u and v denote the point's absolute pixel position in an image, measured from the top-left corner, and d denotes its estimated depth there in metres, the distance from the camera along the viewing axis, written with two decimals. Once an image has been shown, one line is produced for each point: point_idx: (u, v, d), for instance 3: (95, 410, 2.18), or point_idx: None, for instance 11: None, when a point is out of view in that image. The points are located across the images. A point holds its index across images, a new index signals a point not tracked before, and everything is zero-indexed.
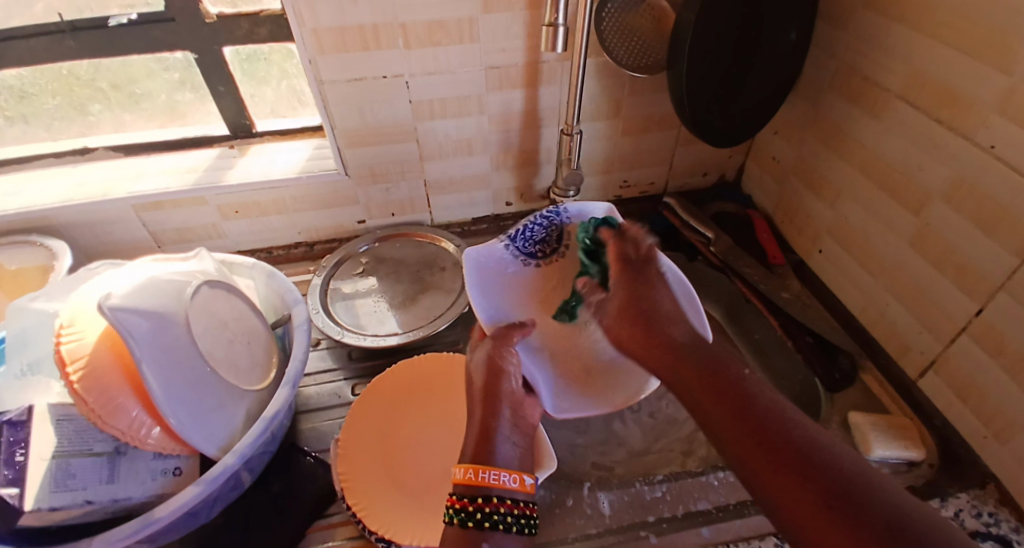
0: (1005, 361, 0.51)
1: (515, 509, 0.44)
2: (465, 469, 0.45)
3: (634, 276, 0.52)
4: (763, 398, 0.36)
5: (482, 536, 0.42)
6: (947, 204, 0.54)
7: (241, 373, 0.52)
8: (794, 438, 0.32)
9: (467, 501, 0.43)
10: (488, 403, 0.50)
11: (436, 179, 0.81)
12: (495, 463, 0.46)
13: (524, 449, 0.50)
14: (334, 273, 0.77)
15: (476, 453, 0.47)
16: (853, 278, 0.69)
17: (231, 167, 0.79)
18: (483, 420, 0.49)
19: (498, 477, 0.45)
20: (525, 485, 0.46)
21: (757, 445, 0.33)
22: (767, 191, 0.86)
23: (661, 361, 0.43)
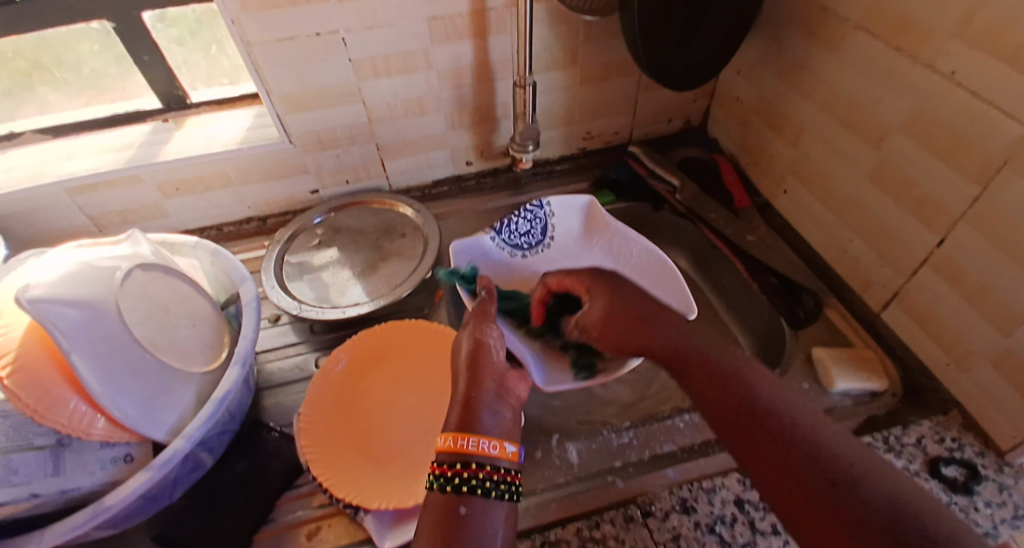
0: (962, 289, 0.51)
1: (496, 476, 0.43)
2: (449, 436, 0.45)
3: (611, 280, 0.61)
4: (786, 418, 0.43)
5: (459, 501, 0.41)
6: (906, 135, 0.53)
7: (189, 355, 0.51)
8: (798, 446, 0.41)
9: (447, 467, 0.43)
10: (472, 376, 0.50)
11: (388, 142, 0.77)
12: (479, 429, 0.46)
13: (512, 417, 0.49)
14: (289, 246, 0.74)
15: (461, 420, 0.47)
16: (816, 217, 0.69)
17: (168, 141, 0.75)
18: (466, 390, 0.49)
19: (479, 443, 0.44)
20: (508, 452, 0.45)
21: (782, 463, 0.40)
22: (731, 134, 0.84)
23: (688, 364, 0.52)
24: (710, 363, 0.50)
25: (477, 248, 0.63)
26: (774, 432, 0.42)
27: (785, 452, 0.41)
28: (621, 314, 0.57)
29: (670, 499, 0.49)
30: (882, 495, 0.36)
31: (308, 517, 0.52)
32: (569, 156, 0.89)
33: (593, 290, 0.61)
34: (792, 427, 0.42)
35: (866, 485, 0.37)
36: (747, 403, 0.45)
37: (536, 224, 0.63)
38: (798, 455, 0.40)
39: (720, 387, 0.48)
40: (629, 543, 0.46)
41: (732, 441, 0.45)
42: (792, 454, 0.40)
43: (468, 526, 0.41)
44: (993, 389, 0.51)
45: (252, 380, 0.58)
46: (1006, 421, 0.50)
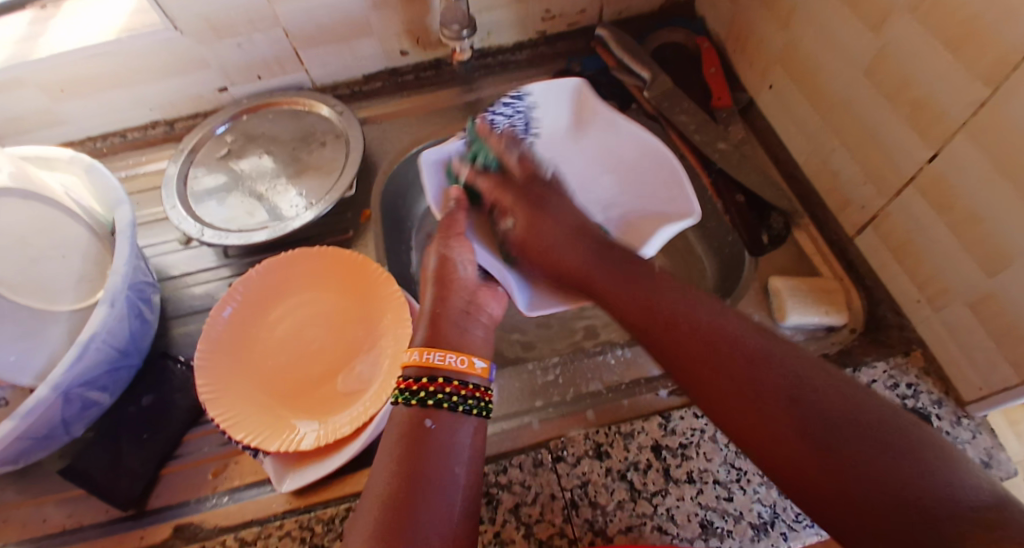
0: (950, 217, 0.43)
1: (463, 391, 0.40)
2: (416, 350, 0.41)
3: (537, 197, 0.48)
4: (699, 314, 0.36)
5: (424, 416, 0.38)
6: (913, 14, 0.41)
7: (54, 293, 0.47)
8: (761, 376, 0.31)
9: (412, 381, 0.39)
10: (443, 287, 0.47)
11: (298, 28, 0.64)
12: (444, 346, 0.43)
13: (485, 333, 0.46)
14: (194, 159, 0.66)
15: (428, 337, 0.43)
16: (801, 120, 0.58)
17: (42, 33, 0.63)
18: (435, 305, 0.46)
19: (447, 358, 0.41)
20: (476, 368, 0.41)
21: (744, 413, 0.30)
22: (720, 11, 0.69)
23: (598, 281, 0.42)
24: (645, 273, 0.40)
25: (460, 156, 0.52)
26: (710, 354, 0.33)
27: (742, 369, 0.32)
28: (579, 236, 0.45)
29: (584, 443, 0.46)
30: (843, 407, 0.28)
31: (216, 453, 0.50)
32: (526, 43, 0.75)
33: (517, 209, 0.48)
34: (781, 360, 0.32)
35: (834, 419, 0.28)
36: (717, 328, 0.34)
37: (516, 120, 0.53)
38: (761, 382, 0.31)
39: (633, 284, 0.40)
40: (534, 489, 0.44)
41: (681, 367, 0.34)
42: (735, 379, 0.32)
43: (434, 442, 0.37)
44: (965, 335, 0.44)
45: (153, 312, 0.54)
46: (973, 370, 0.44)
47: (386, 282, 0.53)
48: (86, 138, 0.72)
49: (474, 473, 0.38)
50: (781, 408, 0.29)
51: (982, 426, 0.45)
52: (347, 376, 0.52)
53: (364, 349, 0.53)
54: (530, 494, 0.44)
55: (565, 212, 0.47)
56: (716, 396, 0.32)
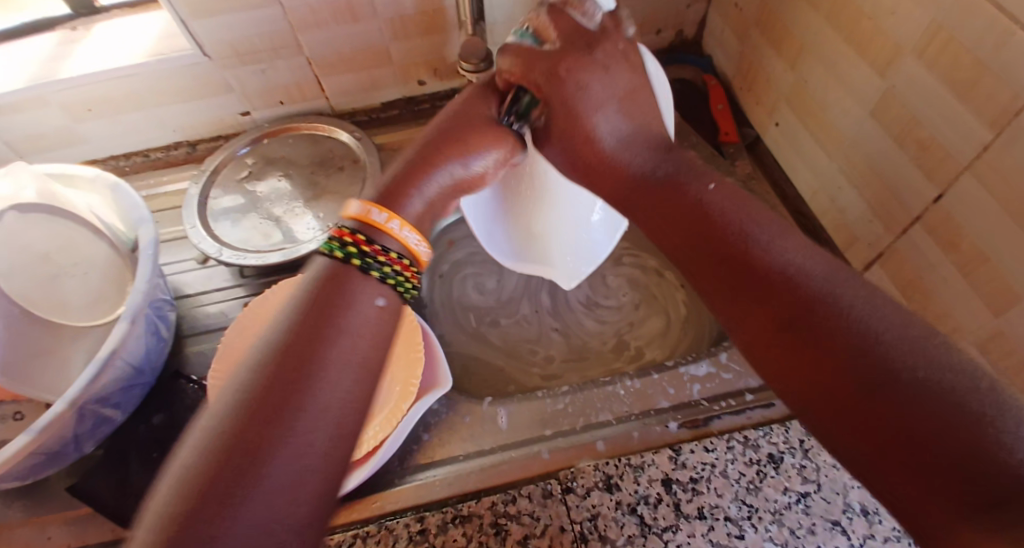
0: (957, 255, 0.44)
1: (400, 266, 0.36)
2: (373, 206, 0.37)
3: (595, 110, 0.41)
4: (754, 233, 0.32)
5: (363, 282, 0.35)
6: (919, 59, 0.43)
7: (73, 309, 0.49)
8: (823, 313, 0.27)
9: (362, 241, 0.36)
10: (415, 169, 0.40)
11: (320, 56, 0.67)
12: (397, 211, 0.38)
13: (422, 210, 0.39)
14: (214, 180, 0.68)
15: (386, 190, 0.38)
16: (808, 157, 0.60)
17: (71, 55, 0.65)
18: (413, 160, 0.40)
19: (404, 232, 0.37)
20: (422, 257, 0.38)
21: (779, 308, 0.29)
22: (728, 51, 0.71)
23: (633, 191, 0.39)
24: (692, 198, 0.36)
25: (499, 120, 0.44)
26: (772, 295, 0.30)
27: (794, 326, 0.28)
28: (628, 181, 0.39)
29: (594, 475, 0.46)
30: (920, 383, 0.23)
31: None
32: None
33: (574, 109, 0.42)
34: (845, 312, 0.27)
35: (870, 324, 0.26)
36: (790, 279, 0.30)
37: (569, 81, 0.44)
38: (827, 344, 0.27)
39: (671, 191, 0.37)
40: (544, 521, 0.44)
41: (742, 330, 0.31)
42: (793, 320, 0.28)
43: (357, 313, 0.34)
44: None
45: (168, 329, 0.55)
46: None
47: None
48: (107, 157, 0.74)
49: (378, 355, 0.34)
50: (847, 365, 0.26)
51: None
52: None
53: None
54: (539, 525, 0.44)
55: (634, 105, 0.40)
56: (768, 326, 0.29)
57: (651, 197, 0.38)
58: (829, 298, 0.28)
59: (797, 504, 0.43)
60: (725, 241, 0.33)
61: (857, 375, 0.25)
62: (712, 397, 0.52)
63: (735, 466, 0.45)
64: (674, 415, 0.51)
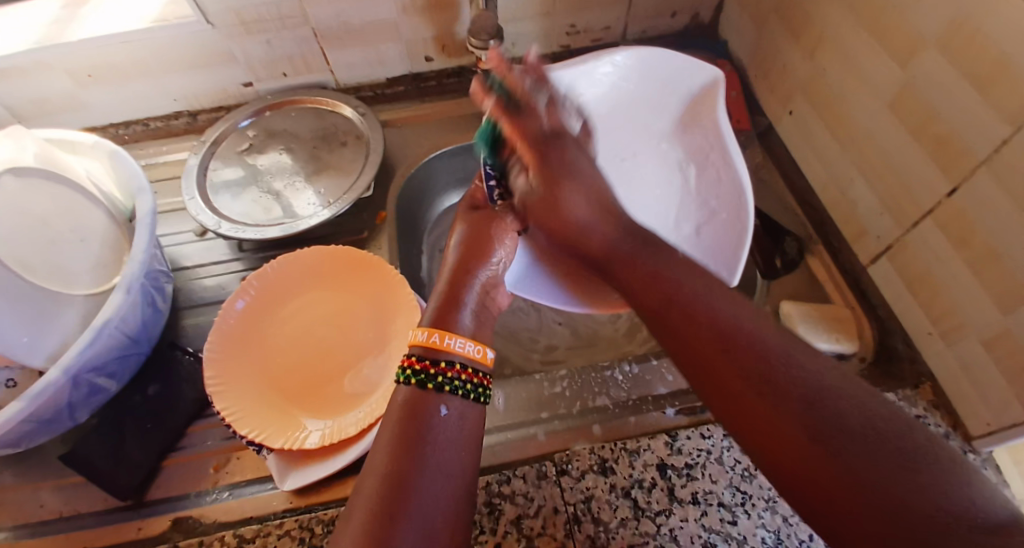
0: (969, 252, 0.43)
1: (472, 377, 0.38)
2: (427, 332, 0.40)
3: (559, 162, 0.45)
4: (701, 297, 0.36)
5: (433, 400, 0.37)
6: (941, 49, 0.42)
7: (71, 275, 0.47)
8: (772, 376, 0.31)
9: (427, 363, 0.38)
10: (458, 279, 0.46)
11: (327, 28, 0.65)
12: (457, 330, 0.41)
13: (474, 320, 0.44)
14: (215, 152, 0.67)
15: (437, 318, 0.42)
16: (820, 148, 0.58)
17: (71, 17, 0.63)
18: (451, 291, 0.45)
19: (463, 343, 0.39)
20: (486, 358, 0.40)
21: (728, 367, 0.32)
22: (743, 36, 0.70)
23: (620, 264, 0.42)
24: (656, 267, 0.40)
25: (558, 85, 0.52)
26: (728, 358, 0.32)
27: (761, 396, 0.30)
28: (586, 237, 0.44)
29: (590, 458, 0.46)
30: (861, 431, 0.28)
31: (218, 447, 0.50)
32: (549, 55, 0.76)
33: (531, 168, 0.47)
34: (788, 366, 0.31)
35: (807, 380, 0.30)
36: (740, 343, 0.33)
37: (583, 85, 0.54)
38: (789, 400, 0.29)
39: (645, 255, 0.41)
40: (537, 502, 0.44)
41: (706, 390, 0.34)
42: (749, 379, 0.31)
43: (441, 427, 0.36)
44: (977, 371, 0.44)
45: (164, 301, 0.54)
46: (984, 405, 0.44)
47: (399, 284, 0.54)
48: (108, 124, 0.73)
49: (470, 456, 0.36)
50: (797, 426, 0.29)
51: (988, 461, 0.44)
52: (354, 378, 0.52)
53: (372, 353, 0.53)
54: (533, 506, 0.43)
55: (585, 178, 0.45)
56: (727, 389, 0.32)
57: (632, 264, 0.41)
58: (776, 352, 0.32)
59: None
60: (689, 302, 0.36)
61: (812, 425, 0.28)
62: None
63: (731, 453, 0.45)
64: (671, 401, 0.50)
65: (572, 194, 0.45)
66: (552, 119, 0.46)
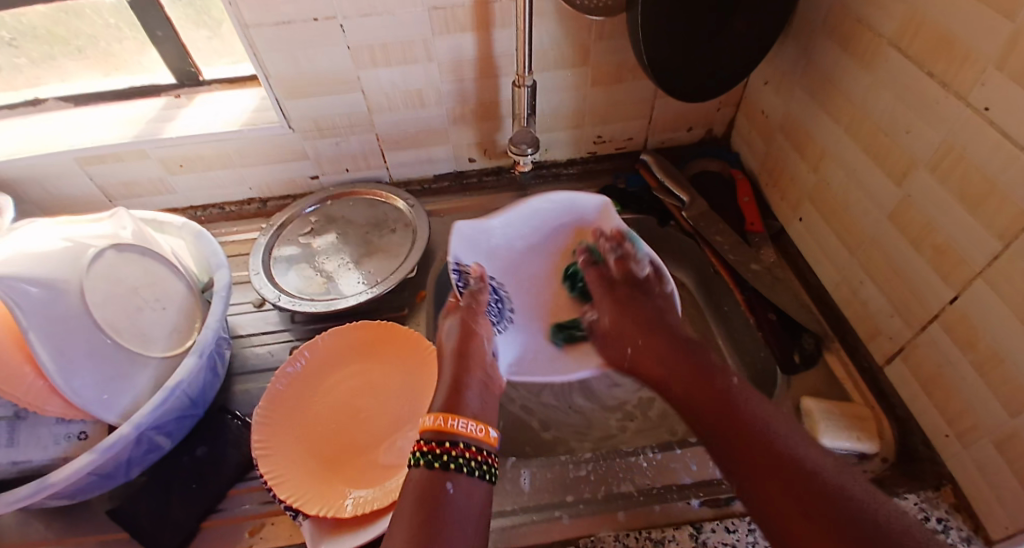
0: (975, 356, 0.45)
1: (475, 455, 0.42)
2: (435, 416, 0.44)
3: (628, 298, 0.58)
4: (754, 408, 0.44)
5: (440, 479, 0.40)
6: (932, 173, 0.48)
7: (150, 339, 0.52)
8: (793, 463, 0.39)
9: (434, 445, 0.41)
10: (461, 361, 0.50)
11: (388, 133, 0.75)
12: (463, 412, 0.46)
13: (482, 405, 0.48)
14: (281, 233, 0.75)
15: (446, 405, 0.46)
16: (830, 252, 0.63)
17: (174, 118, 0.74)
18: (455, 375, 0.49)
19: (468, 424, 0.43)
20: (489, 437, 0.43)
21: (754, 457, 0.40)
22: (754, 149, 0.78)
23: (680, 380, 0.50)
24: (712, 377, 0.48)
25: (485, 232, 0.57)
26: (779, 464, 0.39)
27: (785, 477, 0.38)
28: (664, 328, 0.55)
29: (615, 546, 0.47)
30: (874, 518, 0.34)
31: (255, 512, 0.52)
32: (578, 159, 0.85)
33: (602, 306, 0.59)
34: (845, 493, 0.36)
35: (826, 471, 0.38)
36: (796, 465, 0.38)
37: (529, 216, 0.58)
38: (800, 482, 0.37)
39: (687, 362, 0.51)
40: None
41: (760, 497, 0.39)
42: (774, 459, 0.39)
43: (448, 504, 0.39)
44: (994, 474, 0.45)
45: (223, 365, 0.59)
46: (1004, 511, 0.44)
47: (436, 360, 0.58)
48: (187, 205, 0.82)
49: (479, 529, 0.39)
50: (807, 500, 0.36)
51: None
52: (389, 449, 0.55)
53: (407, 424, 0.56)
54: None
55: (649, 310, 0.56)
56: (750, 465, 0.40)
57: (675, 375, 0.50)
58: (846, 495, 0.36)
59: None
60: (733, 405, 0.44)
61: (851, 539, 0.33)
62: None
63: None
64: (696, 492, 0.51)
65: (643, 298, 0.58)
66: (619, 268, 0.59)
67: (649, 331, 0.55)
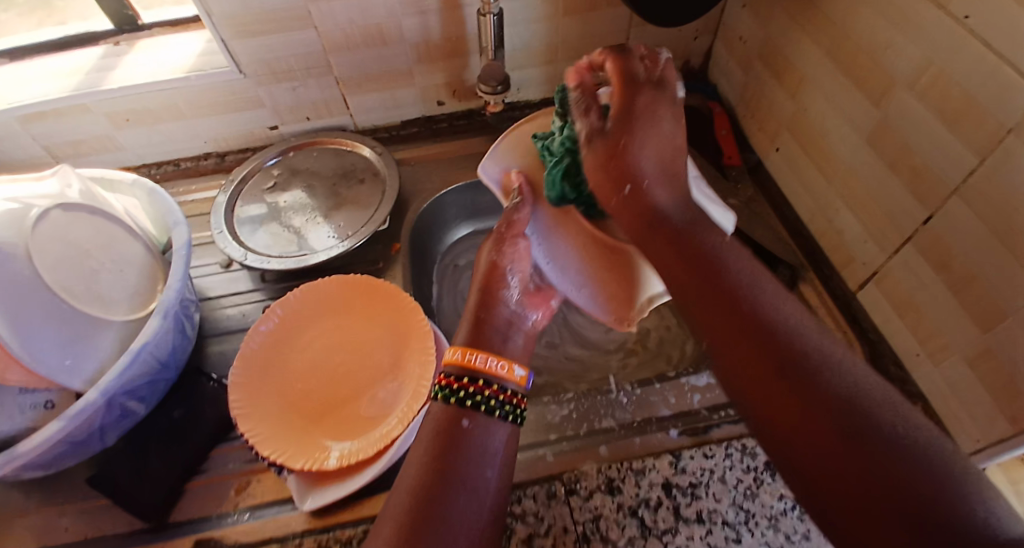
0: (948, 276, 0.46)
1: (501, 396, 0.40)
2: (459, 351, 0.42)
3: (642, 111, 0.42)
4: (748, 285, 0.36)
5: (464, 416, 0.39)
6: (911, 91, 0.46)
7: (111, 302, 0.50)
8: (788, 347, 0.32)
9: (459, 380, 0.40)
10: (489, 293, 0.48)
11: (348, 76, 0.71)
12: (488, 348, 0.43)
13: (524, 341, 0.47)
14: (243, 189, 0.72)
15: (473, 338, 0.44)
16: (807, 182, 0.63)
17: (114, 67, 0.68)
18: (478, 310, 0.46)
19: (490, 362, 0.41)
20: (515, 375, 0.42)
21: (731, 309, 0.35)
22: (731, 80, 0.75)
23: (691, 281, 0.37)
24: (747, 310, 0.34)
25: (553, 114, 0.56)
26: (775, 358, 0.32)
27: (781, 370, 0.31)
28: (662, 223, 0.40)
29: (598, 478, 0.48)
30: (864, 411, 0.28)
31: (239, 470, 0.52)
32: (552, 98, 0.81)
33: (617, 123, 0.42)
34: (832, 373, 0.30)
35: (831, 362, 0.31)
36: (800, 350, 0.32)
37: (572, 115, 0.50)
38: (789, 366, 0.31)
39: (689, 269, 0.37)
40: (547, 520, 0.46)
41: (748, 386, 0.33)
42: (774, 348, 0.32)
43: (470, 440, 0.38)
44: (960, 388, 0.47)
45: (193, 327, 0.58)
46: (971, 422, 0.46)
47: (414, 311, 0.56)
48: (141, 165, 0.78)
49: (506, 464, 0.39)
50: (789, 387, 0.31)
51: None
52: (370, 401, 0.54)
53: (388, 377, 0.56)
54: (543, 524, 0.46)
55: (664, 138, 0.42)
56: (746, 355, 0.33)
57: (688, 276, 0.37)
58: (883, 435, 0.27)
59: (793, 511, 0.45)
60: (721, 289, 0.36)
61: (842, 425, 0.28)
62: (711, 407, 0.53)
63: (733, 473, 0.47)
64: (674, 423, 0.52)
65: (662, 189, 0.41)
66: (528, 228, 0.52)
67: (661, 228, 0.40)
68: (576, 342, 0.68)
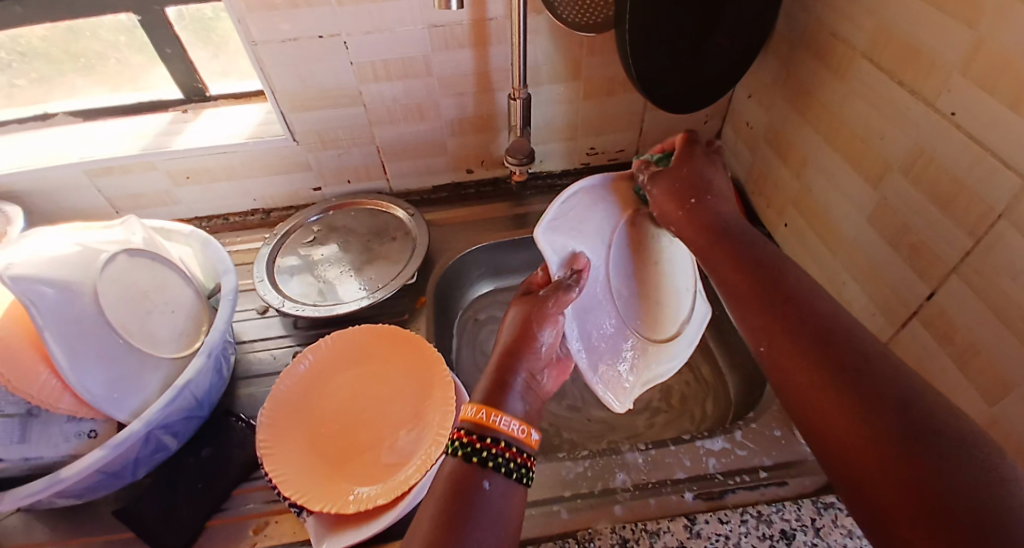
0: (953, 348, 0.48)
1: (517, 458, 0.42)
2: (477, 408, 0.44)
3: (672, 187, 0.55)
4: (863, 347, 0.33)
5: (479, 474, 0.40)
6: (905, 175, 0.51)
7: (160, 341, 0.54)
8: (877, 392, 0.31)
9: (476, 438, 0.42)
10: (512, 357, 0.50)
11: (388, 145, 0.78)
12: (505, 410, 0.45)
13: (529, 408, 0.48)
14: (284, 242, 0.77)
15: (488, 397, 0.46)
16: (814, 255, 0.66)
17: (181, 131, 0.77)
18: (499, 372, 0.48)
19: (509, 423, 0.43)
20: (529, 439, 0.44)
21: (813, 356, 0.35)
22: (739, 159, 0.81)
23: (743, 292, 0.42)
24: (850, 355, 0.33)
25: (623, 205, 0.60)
26: (832, 372, 0.33)
27: (862, 414, 0.30)
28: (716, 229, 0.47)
29: (611, 537, 0.48)
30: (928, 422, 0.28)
31: (259, 511, 0.53)
32: (572, 170, 0.88)
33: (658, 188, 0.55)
34: (918, 405, 0.29)
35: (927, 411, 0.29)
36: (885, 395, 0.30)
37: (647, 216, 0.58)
38: (868, 409, 0.30)
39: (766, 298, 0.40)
40: None
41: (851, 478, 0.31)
42: (860, 403, 0.31)
43: (483, 501, 0.39)
44: None
45: (227, 369, 0.61)
46: None
47: (436, 361, 0.59)
48: (192, 217, 0.85)
49: (514, 527, 0.39)
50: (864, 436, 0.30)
51: None
52: (390, 448, 0.56)
53: (408, 425, 0.58)
54: None
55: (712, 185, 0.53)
56: (806, 395, 0.34)
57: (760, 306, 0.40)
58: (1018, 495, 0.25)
59: None
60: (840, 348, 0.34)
61: (937, 482, 0.26)
62: (727, 472, 0.54)
63: (748, 540, 0.47)
64: (689, 486, 0.53)
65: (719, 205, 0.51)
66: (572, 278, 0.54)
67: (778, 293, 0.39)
68: (591, 401, 0.69)
